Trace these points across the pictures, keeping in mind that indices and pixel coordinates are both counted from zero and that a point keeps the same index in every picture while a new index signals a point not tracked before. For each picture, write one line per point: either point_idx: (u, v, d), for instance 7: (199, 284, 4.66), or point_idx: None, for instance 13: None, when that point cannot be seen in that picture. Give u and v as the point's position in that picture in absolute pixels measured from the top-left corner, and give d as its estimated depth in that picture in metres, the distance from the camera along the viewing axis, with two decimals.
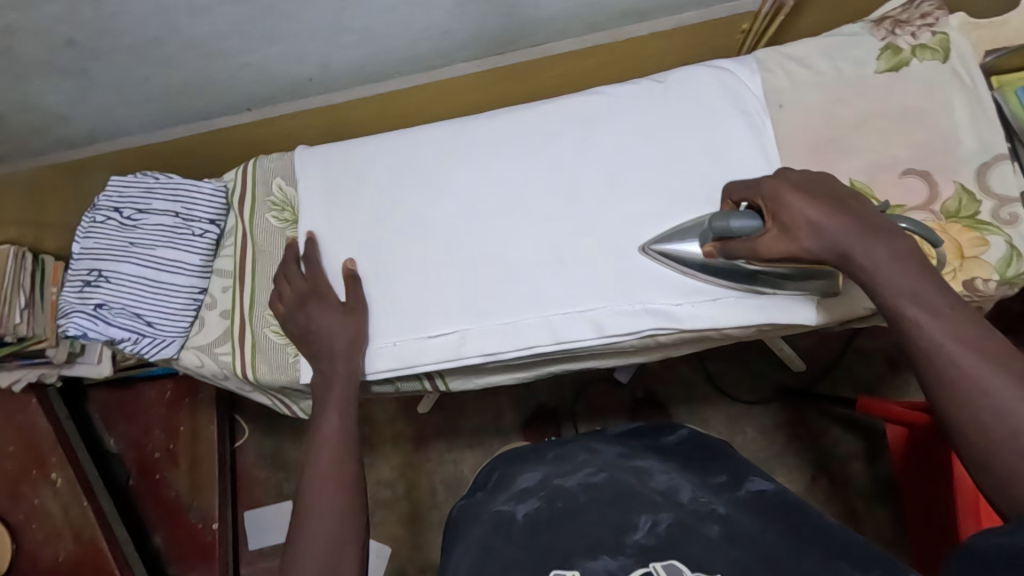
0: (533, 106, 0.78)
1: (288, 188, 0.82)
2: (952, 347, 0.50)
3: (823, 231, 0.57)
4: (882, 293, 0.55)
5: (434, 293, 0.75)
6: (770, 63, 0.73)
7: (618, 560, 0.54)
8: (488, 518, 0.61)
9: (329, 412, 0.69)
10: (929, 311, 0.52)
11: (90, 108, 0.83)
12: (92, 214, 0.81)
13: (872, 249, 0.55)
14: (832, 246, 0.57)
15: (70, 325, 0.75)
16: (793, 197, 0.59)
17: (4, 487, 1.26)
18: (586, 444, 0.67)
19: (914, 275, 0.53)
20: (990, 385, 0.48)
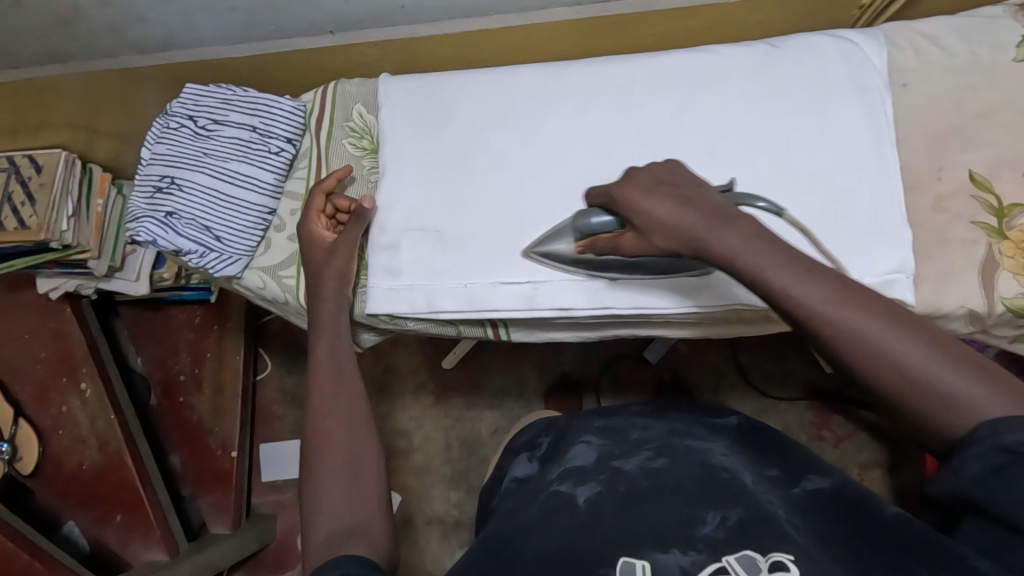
0: (638, 58, 0.75)
1: (369, 115, 0.79)
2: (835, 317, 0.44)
3: (672, 230, 0.51)
4: (747, 272, 0.48)
5: (506, 243, 0.72)
6: (898, 39, 0.70)
7: (689, 556, 0.47)
8: (544, 498, 0.57)
9: (322, 341, 0.68)
10: (799, 279, 0.46)
11: (170, 10, 0.78)
12: (165, 119, 0.79)
13: (722, 239, 0.49)
14: (684, 238, 0.51)
15: (140, 230, 0.73)
16: (630, 194, 0.55)
17: (33, 391, 1.26)
18: (635, 422, 0.67)
19: (768, 251, 0.47)
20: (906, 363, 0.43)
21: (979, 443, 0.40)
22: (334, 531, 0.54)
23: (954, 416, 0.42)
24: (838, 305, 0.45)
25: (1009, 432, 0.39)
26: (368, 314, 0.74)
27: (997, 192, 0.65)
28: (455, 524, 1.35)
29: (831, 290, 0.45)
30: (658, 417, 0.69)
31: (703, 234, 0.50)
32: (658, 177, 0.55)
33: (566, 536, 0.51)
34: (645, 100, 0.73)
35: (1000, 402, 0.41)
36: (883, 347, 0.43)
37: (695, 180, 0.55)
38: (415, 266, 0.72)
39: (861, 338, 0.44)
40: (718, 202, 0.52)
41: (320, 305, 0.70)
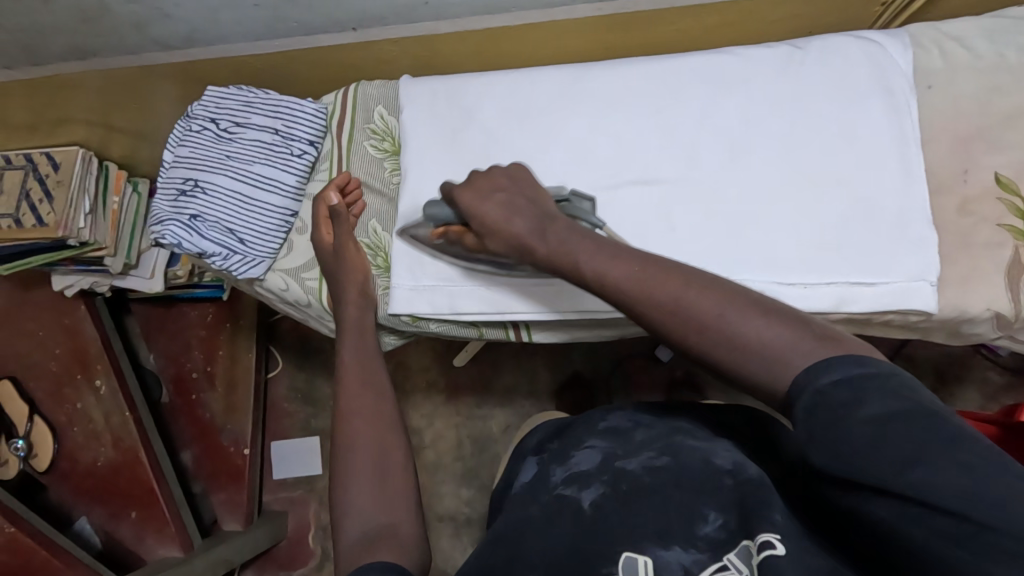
0: (662, 60, 0.74)
1: (390, 118, 0.79)
2: (635, 288, 0.51)
3: (506, 234, 0.60)
4: (570, 267, 0.56)
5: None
6: (924, 39, 0.70)
7: (692, 554, 0.49)
8: (547, 501, 0.57)
9: (347, 342, 0.70)
10: (606, 265, 0.53)
11: (195, 7, 0.78)
12: (187, 122, 0.79)
13: (548, 236, 0.58)
14: (517, 240, 0.60)
15: (165, 233, 0.73)
16: (465, 195, 0.64)
17: (48, 387, 1.27)
18: (639, 419, 0.66)
19: (585, 243, 0.56)
20: (706, 321, 0.48)
21: (804, 391, 0.41)
22: (366, 528, 0.55)
23: (757, 358, 0.45)
24: (642, 281, 0.51)
25: (824, 375, 0.41)
26: (390, 315, 0.74)
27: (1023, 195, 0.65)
28: (466, 521, 1.36)
29: (632, 270, 0.52)
30: (662, 416, 0.66)
31: (526, 239, 0.59)
32: (492, 184, 0.64)
33: (574, 538, 0.53)
34: (667, 101, 0.73)
35: (816, 348, 0.43)
36: (684, 312, 0.49)
37: (528, 187, 0.64)
38: (438, 269, 0.73)
39: (658, 310, 0.50)
40: (543, 209, 0.61)
41: (343, 308, 0.72)
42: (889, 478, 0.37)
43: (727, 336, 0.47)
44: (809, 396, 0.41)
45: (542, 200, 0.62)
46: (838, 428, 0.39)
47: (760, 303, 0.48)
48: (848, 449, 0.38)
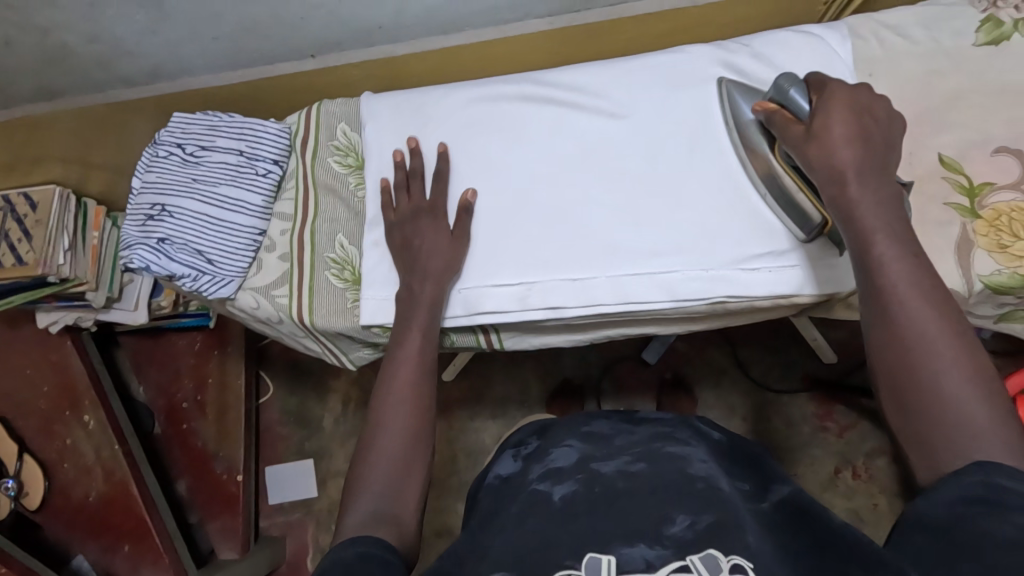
0: (613, 63, 0.77)
1: (352, 133, 0.81)
2: (904, 290, 0.52)
3: (829, 154, 0.58)
4: (860, 231, 0.55)
5: (493, 254, 0.73)
6: (862, 30, 0.72)
7: (655, 550, 0.46)
8: (522, 498, 0.56)
9: (412, 334, 0.67)
10: (897, 254, 0.53)
11: (156, 43, 0.80)
12: (154, 148, 0.81)
13: (860, 188, 0.56)
14: (829, 164, 0.58)
15: (134, 257, 0.75)
16: (835, 98, 0.60)
17: (37, 424, 1.27)
18: (620, 427, 0.63)
19: (888, 220, 0.55)
20: (947, 373, 0.49)
21: (968, 474, 0.44)
22: (369, 517, 0.54)
23: (950, 432, 0.47)
24: (913, 300, 0.52)
25: (1000, 476, 0.43)
26: (362, 327, 0.75)
27: (967, 172, 0.66)
28: None
29: (910, 283, 0.52)
30: (641, 424, 0.64)
31: (850, 171, 0.57)
32: (873, 110, 0.59)
33: (541, 530, 0.50)
34: (621, 104, 0.75)
35: (1003, 455, 0.45)
36: (932, 354, 0.50)
37: (893, 135, 0.59)
38: (477, 260, 0.73)
39: (925, 335, 0.51)
40: (883, 166, 0.58)
41: None
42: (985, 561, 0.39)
43: (948, 392, 0.49)
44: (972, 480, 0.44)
45: (887, 155, 0.59)
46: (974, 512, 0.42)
47: (998, 399, 0.48)
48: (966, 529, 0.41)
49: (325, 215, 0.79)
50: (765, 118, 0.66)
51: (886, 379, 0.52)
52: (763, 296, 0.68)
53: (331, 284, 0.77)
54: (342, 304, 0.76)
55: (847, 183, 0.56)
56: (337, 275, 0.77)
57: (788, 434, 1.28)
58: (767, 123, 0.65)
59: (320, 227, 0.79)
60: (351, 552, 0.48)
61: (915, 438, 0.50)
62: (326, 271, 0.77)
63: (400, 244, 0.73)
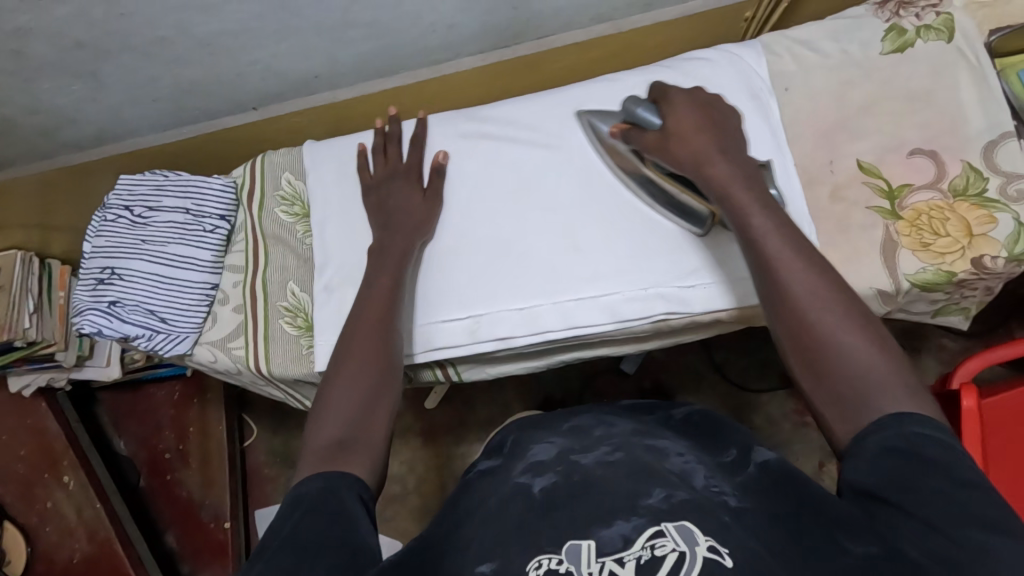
0: (543, 95, 0.79)
1: (297, 182, 0.82)
2: (785, 257, 0.55)
3: (694, 146, 0.63)
4: (736, 209, 0.60)
5: (454, 234, 0.76)
6: (776, 47, 0.75)
7: (631, 522, 0.45)
8: (503, 491, 0.53)
9: (383, 274, 0.69)
10: (769, 225, 0.58)
11: (97, 109, 0.81)
12: (103, 212, 0.82)
13: (727, 171, 0.61)
14: (696, 157, 0.63)
15: (86, 322, 0.76)
16: (679, 103, 0.66)
17: (16, 488, 1.25)
18: (601, 420, 0.63)
19: (757, 197, 0.60)
20: (830, 326, 0.52)
21: (888, 428, 0.46)
22: (334, 442, 0.54)
23: (853, 381, 0.49)
24: (785, 260, 0.55)
25: (913, 424, 0.45)
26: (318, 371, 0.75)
27: (886, 176, 0.69)
28: None
29: (778, 239, 0.56)
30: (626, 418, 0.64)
31: (715, 155, 0.62)
32: (711, 107, 0.66)
33: (517, 523, 0.48)
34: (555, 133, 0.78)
35: (903, 399, 0.47)
36: (818, 304, 0.53)
37: (733, 127, 0.66)
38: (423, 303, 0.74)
39: (803, 288, 0.54)
40: (737, 151, 0.64)
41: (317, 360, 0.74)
42: (926, 512, 0.41)
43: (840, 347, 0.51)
44: (887, 435, 0.45)
45: (734, 134, 0.65)
46: (911, 463, 0.43)
47: (879, 334, 0.51)
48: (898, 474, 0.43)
49: (277, 264, 0.80)
50: (623, 137, 0.71)
51: (783, 335, 0.54)
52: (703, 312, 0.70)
53: (285, 332, 0.78)
54: (297, 350, 0.77)
55: (705, 166, 0.62)
56: (291, 322, 0.78)
57: (771, 431, 1.29)
58: (626, 139, 0.70)
59: (271, 274, 0.80)
60: (324, 486, 0.50)
61: (820, 397, 0.51)
62: (280, 319, 0.78)
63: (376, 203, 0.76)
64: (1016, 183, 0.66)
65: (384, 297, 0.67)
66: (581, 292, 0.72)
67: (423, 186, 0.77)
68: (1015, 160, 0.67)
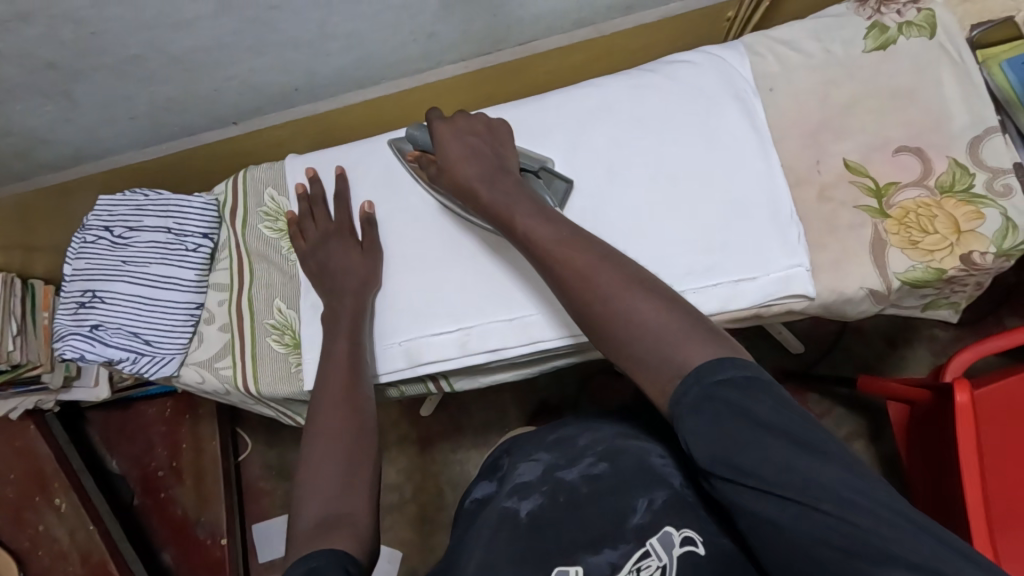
0: (526, 102, 0.78)
1: (280, 197, 0.81)
2: (557, 248, 0.57)
3: (469, 168, 0.67)
4: (507, 215, 0.62)
5: (426, 257, 0.76)
6: (759, 48, 0.75)
7: (620, 549, 0.53)
8: (492, 516, 0.57)
9: (340, 339, 0.69)
10: (536, 223, 0.60)
11: (73, 129, 0.79)
12: (82, 234, 0.80)
13: (500, 186, 0.65)
14: (470, 181, 0.66)
15: (67, 347, 0.75)
16: (442, 130, 0.70)
17: (7, 513, 1.23)
18: (587, 426, 0.65)
19: (524, 202, 0.63)
20: (612, 297, 0.53)
21: (692, 386, 0.46)
22: (319, 521, 0.53)
23: (657, 347, 0.50)
24: (571, 256, 0.56)
25: (726, 370, 0.46)
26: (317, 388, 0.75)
27: (873, 175, 0.69)
28: None
29: (554, 239, 0.58)
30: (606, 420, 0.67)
31: (476, 179, 0.66)
32: (473, 127, 0.70)
33: (516, 552, 0.54)
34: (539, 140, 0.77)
35: (692, 348, 0.48)
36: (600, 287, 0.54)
37: (498, 145, 0.70)
38: (406, 321, 0.74)
39: (576, 271, 0.55)
40: (501, 163, 0.68)
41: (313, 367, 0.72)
42: (813, 501, 0.41)
43: (628, 313, 0.52)
44: (696, 393, 0.45)
45: (500, 150, 0.69)
46: (783, 449, 0.42)
47: (668, 297, 0.53)
48: (749, 455, 0.42)
49: (265, 281, 0.79)
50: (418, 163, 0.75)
51: (588, 329, 0.55)
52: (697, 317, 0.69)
53: (274, 351, 0.77)
54: (286, 369, 0.76)
55: (480, 188, 0.65)
56: (279, 340, 0.77)
57: None
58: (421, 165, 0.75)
59: (258, 294, 0.79)
60: (305, 568, 0.48)
61: (638, 369, 0.51)
62: (268, 337, 0.77)
63: (318, 269, 0.74)
64: (1002, 178, 0.66)
65: (345, 364, 0.66)
66: (529, 311, 0.72)
67: (360, 241, 0.76)
68: (1000, 155, 0.67)
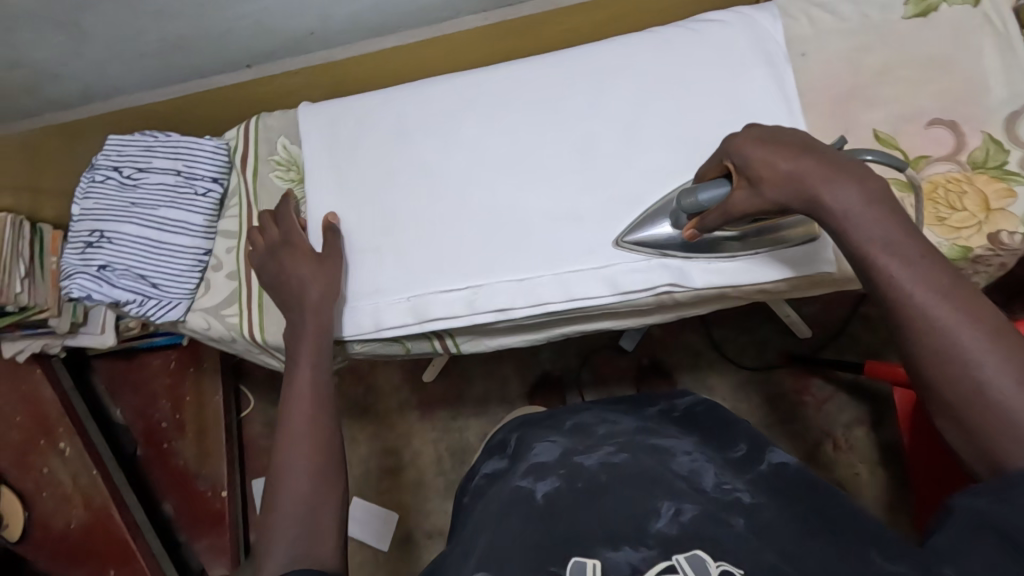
0: (546, 58, 0.76)
1: (293, 146, 0.80)
2: (918, 294, 0.48)
3: (784, 181, 0.55)
4: (851, 239, 0.52)
5: (435, 213, 0.74)
6: (793, 10, 0.72)
7: (640, 552, 0.47)
8: (506, 493, 0.56)
9: (301, 362, 0.67)
10: (894, 259, 0.49)
11: (83, 63, 0.77)
12: (91, 173, 0.79)
13: (841, 196, 0.52)
14: (797, 191, 0.54)
15: (75, 286, 0.75)
16: (748, 142, 0.58)
17: (12, 456, 1.25)
18: (603, 417, 0.66)
19: (882, 222, 0.51)
20: (986, 369, 0.45)
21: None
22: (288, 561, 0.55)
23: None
24: (950, 318, 0.47)
25: None
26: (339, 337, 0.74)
27: (903, 148, 0.67)
28: None
29: (927, 286, 0.48)
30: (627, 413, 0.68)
31: (812, 184, 0.54)
32: (783, 131, 0.58)
33: (525, 541, 0.49)
34: (559, 100, 0.75)
35: None
36: (974, 357, 0.45)
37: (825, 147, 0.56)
38: (411, 278, 0.73)
39: (947, 329, 0.47)
40: (846, 166, 0.54)
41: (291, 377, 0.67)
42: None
43: (994, 389, 0.44)
44: None
45: (853, 161, 0.55)
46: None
47: None
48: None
49: None
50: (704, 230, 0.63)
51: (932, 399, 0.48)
52: (709, 286, 0.68)
53: None
54: None
55: (820, 198, 0.53)
56: None
57: (767, 410, 1.27)
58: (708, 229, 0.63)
59: None
60: None
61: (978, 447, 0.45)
62: None
63: (275, 280, 0.72)
64: None
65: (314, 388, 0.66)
66: (542, 273, 0.70)
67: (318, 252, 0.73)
68: None
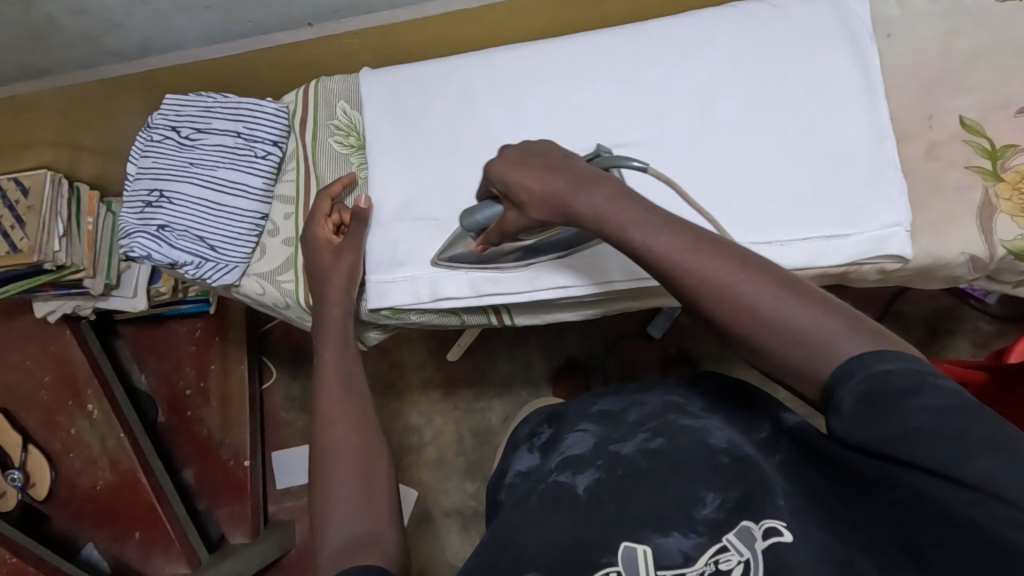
0: (620, 29, 0.74)
1: (353, 112, 0.78)
2: (678, 255, 0.48)
3: (545, 202, 0.55)
4: (614, 232, 0.52)
5: None
6: None
7: (691, 539, 0.47)
8: (544, 489, 0.55)
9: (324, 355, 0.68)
10: (653, 232, 0.50)
11: (147, 13, 0.76)
12: (148, 132, 0.78)
13: (585, 198, 0.53)
14: (553, 205, 0.55)
15: (135, 246, 0.74)
16: (496, 167, 0.58)
17: (38, 416, 1.24)
18: (630, 399, 0.63)
19: (633, 210, 0.51)
20: (760, 305, 0.45)
21: (854, 374, 0.40)
22: (343, 544, 0.53)
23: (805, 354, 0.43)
24: (704, 267, 0.47)
25: (882, 362, 0.39)
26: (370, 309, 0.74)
27: (989, 135, 0.66)
28: (472, 513, 1.34)
29: (684, 248, 0.48)
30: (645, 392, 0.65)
31: (564, 192, 0.54)
32: (535, 147, 0.58)
33: (564, 536, 0.50)
34: (633, 71, 0.73)
35: (851, 345, 0.41)
36: (738, 294, 0.45)
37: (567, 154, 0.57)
38: None
39: (705, 280, 0.47)
40: (581, 168, 0.56)
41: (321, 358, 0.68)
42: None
43: (758, 315, 0.44)
44: (857, 382, 0.39)
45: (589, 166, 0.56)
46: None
47: (818, 297, 0.44)
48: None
49: None
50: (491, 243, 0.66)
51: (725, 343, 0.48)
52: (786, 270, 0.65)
53: None
54: None
55: (570, 203, 0.54)
56: None
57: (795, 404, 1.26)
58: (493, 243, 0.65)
59: None
60: None
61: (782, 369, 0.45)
62: None
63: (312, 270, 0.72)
64: None
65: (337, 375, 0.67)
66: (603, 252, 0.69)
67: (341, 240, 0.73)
68: None
